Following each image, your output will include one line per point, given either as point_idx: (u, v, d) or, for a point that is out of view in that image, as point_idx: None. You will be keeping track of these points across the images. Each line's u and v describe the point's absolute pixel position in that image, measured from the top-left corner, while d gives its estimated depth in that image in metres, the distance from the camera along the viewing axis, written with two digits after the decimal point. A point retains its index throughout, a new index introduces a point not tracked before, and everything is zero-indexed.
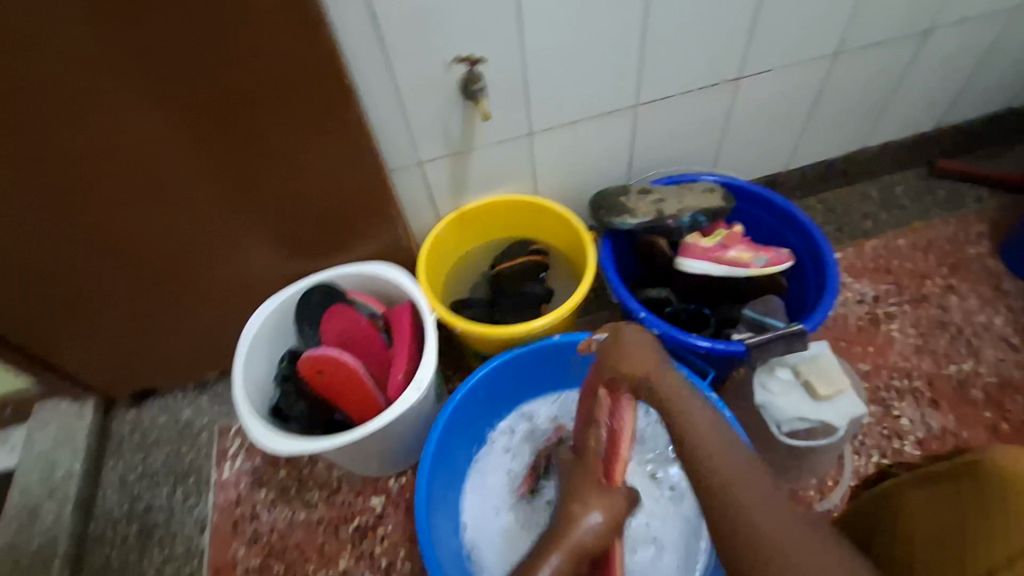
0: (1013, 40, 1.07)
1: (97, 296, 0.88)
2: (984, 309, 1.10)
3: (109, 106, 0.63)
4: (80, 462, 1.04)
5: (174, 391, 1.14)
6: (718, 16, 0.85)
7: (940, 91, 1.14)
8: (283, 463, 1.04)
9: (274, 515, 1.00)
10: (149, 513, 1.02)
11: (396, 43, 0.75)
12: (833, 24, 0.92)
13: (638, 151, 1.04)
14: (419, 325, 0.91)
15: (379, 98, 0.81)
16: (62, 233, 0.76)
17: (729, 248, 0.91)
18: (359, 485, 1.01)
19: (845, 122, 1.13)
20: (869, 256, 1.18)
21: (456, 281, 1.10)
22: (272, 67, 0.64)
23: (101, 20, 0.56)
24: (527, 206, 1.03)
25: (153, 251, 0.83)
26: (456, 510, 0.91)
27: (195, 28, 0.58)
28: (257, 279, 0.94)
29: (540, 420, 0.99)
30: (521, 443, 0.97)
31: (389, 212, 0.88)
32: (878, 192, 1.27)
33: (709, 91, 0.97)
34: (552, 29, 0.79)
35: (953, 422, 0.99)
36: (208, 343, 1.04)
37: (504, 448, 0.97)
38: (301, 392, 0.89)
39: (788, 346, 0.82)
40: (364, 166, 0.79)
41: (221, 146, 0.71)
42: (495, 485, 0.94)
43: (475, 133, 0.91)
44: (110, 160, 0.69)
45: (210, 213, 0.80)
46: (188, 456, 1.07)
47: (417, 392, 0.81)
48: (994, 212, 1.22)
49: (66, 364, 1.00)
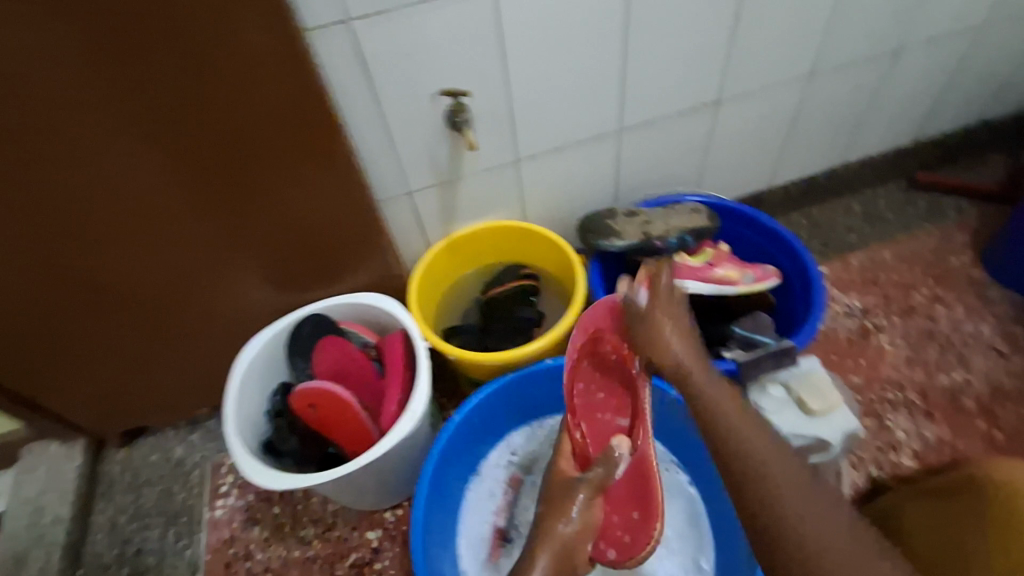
0: (982, 56, 1.10)
1: (87, 336, 0.88)
2: (971, 318, 1.12)
3: (102, 152, 0.65)
4: (69, 506, 1.02)
5: (165, 430, 1.12)
6: (696, 42, 0.88)
7: (913, 106, 1.17)
8: (277, 499, 1.03)
9: (268, 555, 0.98)
10: (141, 556, 1.00)
11: (382, 80, 0.77)
12: (807, 46, 0.95)
13: (625, 174, 1.06)
14: (411, 354, 0.90)
15: (366, 128, 0.82)
16: (51, 273, 0.76)
17: (716, 266, 0.93)
18: (354, 520, 0.99)
19: (825, 139, 1.16)
20: (856, 269, 1.20)
21: (447, 310, 1.10)
22: (265, 106, 0.66)
23: (94, 73, 0.58)
24: (515, 232, 1.04)
25: (144, 290, 0.83)
26: (452, 556, 0.88)
27: (186, 71, 0.60)
28: (249, 315, 0.94)
29: (519, 457, 0.97)
30: (500, 485, 0.95)
31: (380, 242, 0.89)
32: (861, 206, 1.29)
33: (690, 114, 0.99)
34: (535, 60, 0.82)
35: (947, 433, 1.00)
36: (200, 379, 1.03)
37: (489, 491, 0.94)
38: (294, 427, 0.88)
39: (778, 364, 0.85)
40: (354, 200, 0.81)
41: (210, 185, 0.72)
42: (477, 533, 0.91)
43: (463, 162, 0.92)
44: (101, 204, 0.70)
45: (202, 252, 0.80)
46: (179, 496, 1.05)
47: (412, 422, 0.81)
48: (975, 221, 1.24)
49: (54, 405, 0.99)
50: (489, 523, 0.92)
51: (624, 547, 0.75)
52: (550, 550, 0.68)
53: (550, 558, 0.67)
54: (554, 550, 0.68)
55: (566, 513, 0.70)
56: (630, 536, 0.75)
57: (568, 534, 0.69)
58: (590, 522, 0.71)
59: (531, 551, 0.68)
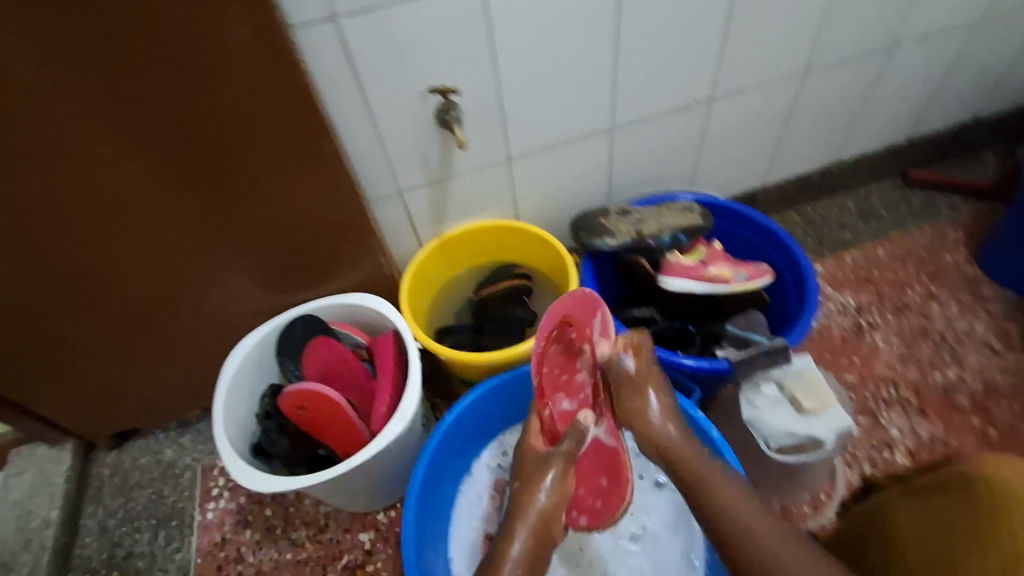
0: (975, 52, 1.10)
1: (74, 338, 0.86)
2: (965, 315, 1.12)
3: (86, 153, 0.64)
4: (58, 509, 1.01)
5: (155, 432, 1.11)
6: (689, 40, 0.87)
7: (906, 103, 1.16)
8: (269, 501, 1.02)
9: (259, 557, 0.97)
10: (130, 560, 0.99)
11: (371, 77, 0.76)
12: (800, 44, 0.94)
13: (617, 172, 1.05)
14: (403, 354, 0.90)
15: (354, 127, 0.81)
16: (35, 275, 0.75)
17: (709, 264, 0.93)
18: (347, 521, 0.99)
19: (818, 138, 1.16)
20: (849, 267, 1.19)
21: (440, 310, 1.09)
22: (252, 106, 0.65)
23: (75, 72, 0.57)
24: (508, 231, 1.03)
25: (131, 291, 0.82)
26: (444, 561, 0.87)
27: (170, 69, 0.59)
28: (240, 315, 0.93)
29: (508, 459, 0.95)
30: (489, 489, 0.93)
31: (370, 242, 0.88)
32: (855, 203, 1.29)
33: (683, 112, 0.98)
34: (526, 58, 0.81)
35: (941, 430, 1.00)
36: (190, 381, 1.02)
37: (478, 495, 0.93)
38: (284, 429, 0.87)
39: (772, 362, 0.84)
40: (343, 200, 0.80)
41: (198, 184, 0.71)
42: (468, 537, 0.90)
43: (453, 160, 0.91)
44: (86, 205, 0.69)
45: (189, 252, 0.79)
46: (170, 499, 1.04)
47: (402, 424, 0.80)
48: (969, 218, 1.24)
49: (41, 408, 0.97)
50: (479, 528, 0.91)
51: (596, 513, 0.82)
52: (529, 525, 0.68)
53: (530, 531, 0.68)
54: (530, 523, 0.68)
55: (540, 485, 0.71)
56: (601, 503, 0.82)
57: (543, 504, 0.69)
58: (564, 492, 0.71)
59: (511, 525, 0.69)
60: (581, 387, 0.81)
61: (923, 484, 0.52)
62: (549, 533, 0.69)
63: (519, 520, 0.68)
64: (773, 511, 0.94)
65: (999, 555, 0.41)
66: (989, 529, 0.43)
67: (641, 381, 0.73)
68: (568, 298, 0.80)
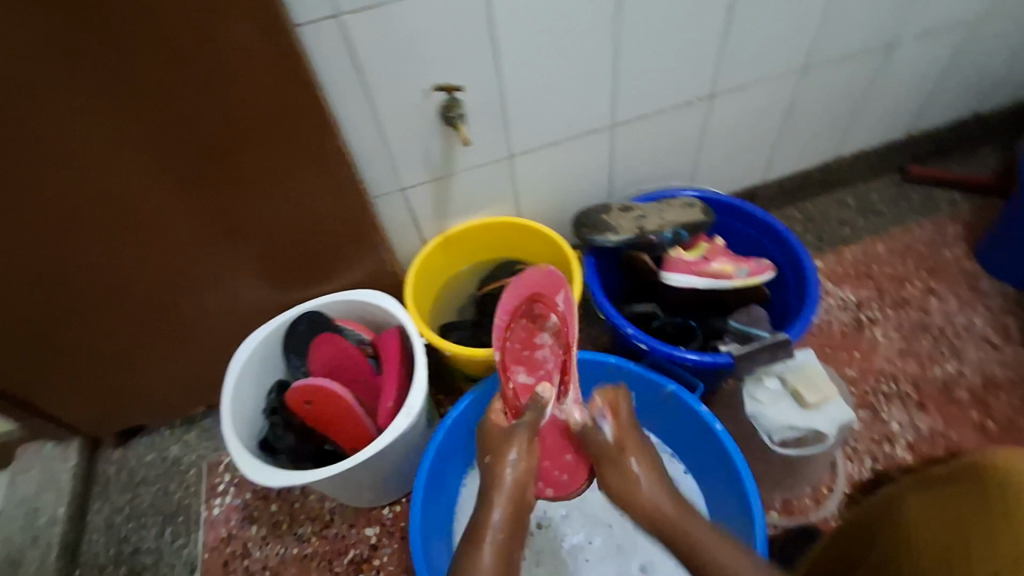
0: (974, 48, 1.11)
1: (80, 336, 0.87)
2: (964, 310, 1.12)
3: (95, 150, 0.64)
4: (64, 506, 1.02)
5: (161, 429, 1.11)
6: (689, 37, 0.88)
7: (906, 99, 1.17)
8: (275, 497, 1.02)
9: (266, 552, 0.98)
10: (137, 556, 1.00)
11: (374, 75, 0.76)
12: (800, 40, 0.95)
13: (619, 169, 1.06)
14: (408, 350, 0.90)
15: (358, 125, 0.82)
16: (43, 272, 0.75)
17: (712, 260, 0.93)
18: (352, 516, 0.99)
19: (817, 134, 1.16)
20: (849, 263, 1.20)
21: (443, 306, 1.10)
22: (260, 104, 0.66)
23: (83, 70, 0.57)
24: (510, 228, 1.04)
25: (137, 288, 0.83)
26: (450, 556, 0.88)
27: (178, 66, 0.60)
28: (245, 312, 0.94)
29: None
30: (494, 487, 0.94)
31: (374, 238, 0.89)
32: (854, 199, 1.30)
33: (684, 108, 0.99)
34: (527, 55, 0.81)
35: (941, 424, 1.01)
36: (195, 378, 1.03)
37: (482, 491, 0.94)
38: (290, 424, 0.88)
39: (773, 358, 0.84)
40: (347, 196, 0.80)
41: (203, 181, 0.72)
42: None
43: (456, 157, 0.92)
44: (93, 203, 0.69)
45: (194, 249, 0.80)
46: (176, 495, 1.04)
47: (407, 419, 0.81)
48: (967, 214, 1.25)
49: (48, 405, 0.98)
50: None
51: (562, 485, 0.78)
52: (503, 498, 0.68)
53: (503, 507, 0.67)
54: (506, 499, 0.68)
55: (507, 458, 0.70)
56: (569, 476, 0.77)
57: (513, 476, 0.69)
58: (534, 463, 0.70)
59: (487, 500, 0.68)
60: (542, 363, 0.80)
61: (929, 477, 0.53)
62: (523, 503, 0.69)
63: (494, 494, 0.68)
64: (774, 504, 0.95)
65: (1011, 548, 0.42)
66: (1001, 519, 0.44)
67: (621, 445, 0.72)
68: (532, 272, 0.80)
